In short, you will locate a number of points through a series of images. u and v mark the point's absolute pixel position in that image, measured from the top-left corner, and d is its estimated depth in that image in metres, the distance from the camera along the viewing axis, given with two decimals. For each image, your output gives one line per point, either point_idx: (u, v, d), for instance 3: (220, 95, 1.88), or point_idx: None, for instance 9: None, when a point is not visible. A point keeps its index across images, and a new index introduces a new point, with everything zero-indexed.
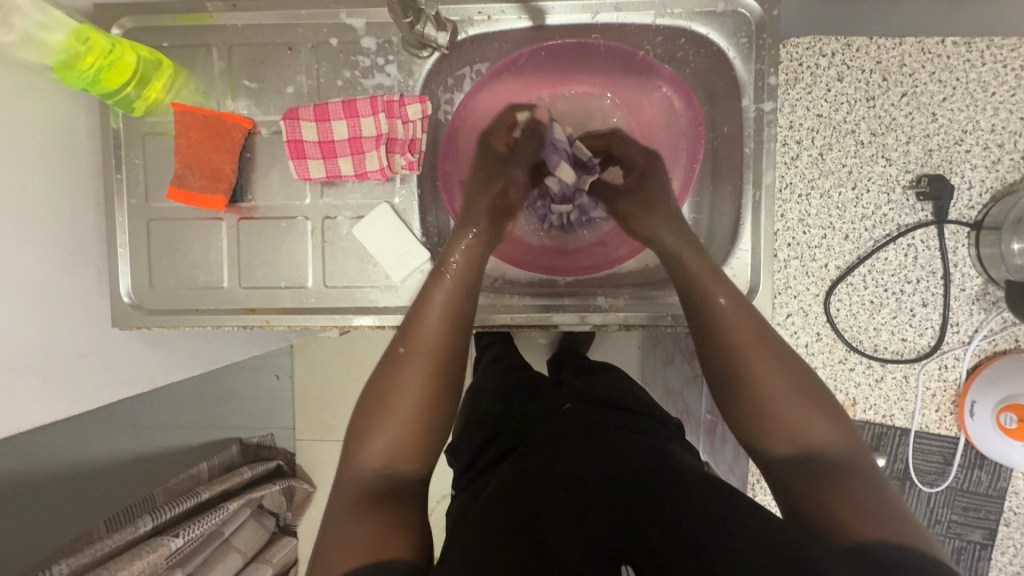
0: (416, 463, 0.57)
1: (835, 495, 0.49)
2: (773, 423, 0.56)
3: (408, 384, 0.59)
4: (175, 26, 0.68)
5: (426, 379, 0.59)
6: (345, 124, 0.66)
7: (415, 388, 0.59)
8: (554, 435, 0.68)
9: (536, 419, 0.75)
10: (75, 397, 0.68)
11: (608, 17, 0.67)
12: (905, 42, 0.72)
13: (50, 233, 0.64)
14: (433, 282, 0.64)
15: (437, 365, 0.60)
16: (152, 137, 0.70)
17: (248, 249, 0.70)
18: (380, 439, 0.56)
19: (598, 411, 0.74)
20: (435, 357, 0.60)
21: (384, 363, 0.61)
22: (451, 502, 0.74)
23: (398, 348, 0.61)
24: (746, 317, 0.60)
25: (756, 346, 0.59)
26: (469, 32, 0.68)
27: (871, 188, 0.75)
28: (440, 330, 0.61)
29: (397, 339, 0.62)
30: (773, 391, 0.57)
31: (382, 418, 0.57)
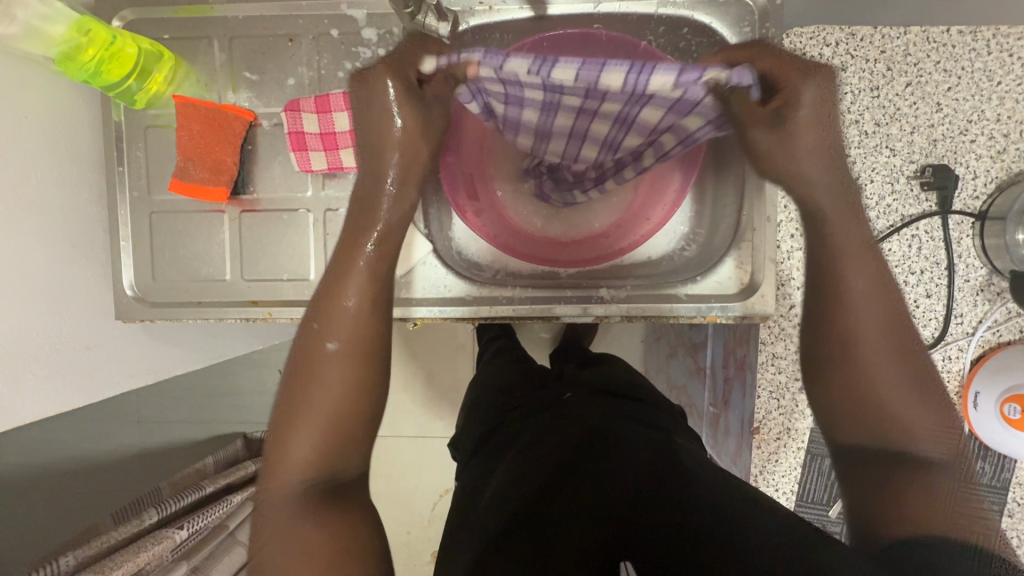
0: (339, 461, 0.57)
1: (913, 496, 0.46)
2: (866, 407, 0.50)
3: (323, 374, 0.58)
4: (176, 18, 0.68)
5: (339, 370, 0.58)
6: (346, 116, 0.65)
7: (330, 377, 0.58)
8: (555, 424, 0.69)
9: (539, 409, 0.76)
10: (76, 389, 0.68)
11: (611, 6, 0.66)
12: (910, 31, 0.72)
13: (52, 225, 0.64)
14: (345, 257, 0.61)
15: (351, 355, 0.59)
16: (154, 129, 0.70)
17: (251, 242, 0.70)
18: (302, 446, 0.56)
19: (600, 400, 0.74)
20: (352, 347, 0.59)
21: (302, 346, 0.60)
22: (459, 483, 0.76)
23: (311, 326, 0.59)
24: (876, 277, 0.52)
25: (876, 325, 0.51)
26: (470, 22, 0.68)
27: (875, 178, 0.74)
28: (357, 314, 0.60)
29: (310, 317, 0.60)
30: (886, 377, 0.49)
31: (297, 417, 0.57)
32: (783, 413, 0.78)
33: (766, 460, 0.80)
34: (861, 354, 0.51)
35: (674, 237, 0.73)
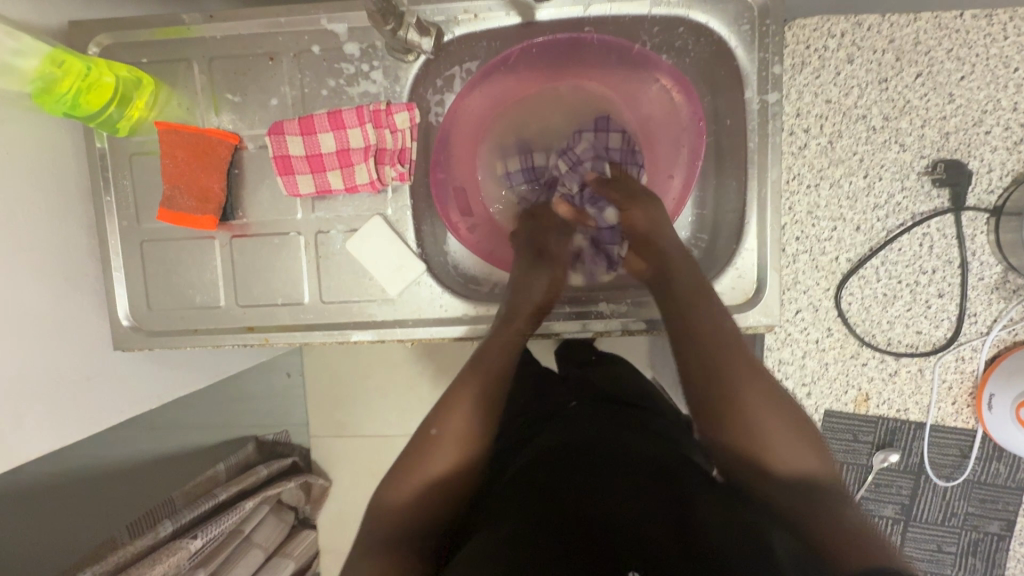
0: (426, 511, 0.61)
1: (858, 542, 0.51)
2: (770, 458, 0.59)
3: (438, 461, 0.64)
4: (154, 41, 0.66)
5: (454, 464, 0.64)
6: (332, 136, 0.64)
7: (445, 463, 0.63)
8: (552, 430, 0.69)
9: (538, 419, 0.74)
10: (77, 419, 0.69)
11: (601, 8, 0.63)
12: (920, 18, 0.68)
13: (42, 261, 0.63)
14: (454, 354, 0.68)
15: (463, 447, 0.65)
16: (139, 157, 0.68)
17: (243, 267, 0.69)
18: (433, 473, 0.63)
19: (599, 407, 0.73)
20: (460, 440, 0.65)
21: (419, 439, 0.68)
22: None
23: (429, 430, 0.67)
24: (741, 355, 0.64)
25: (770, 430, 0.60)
26: (455, 32, 0.65)
27: (883, 175, 0.71)
28: (468, 419, 0.67)
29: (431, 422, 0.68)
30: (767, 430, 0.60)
31: (413, 471, 0.64)
32: None
33: None
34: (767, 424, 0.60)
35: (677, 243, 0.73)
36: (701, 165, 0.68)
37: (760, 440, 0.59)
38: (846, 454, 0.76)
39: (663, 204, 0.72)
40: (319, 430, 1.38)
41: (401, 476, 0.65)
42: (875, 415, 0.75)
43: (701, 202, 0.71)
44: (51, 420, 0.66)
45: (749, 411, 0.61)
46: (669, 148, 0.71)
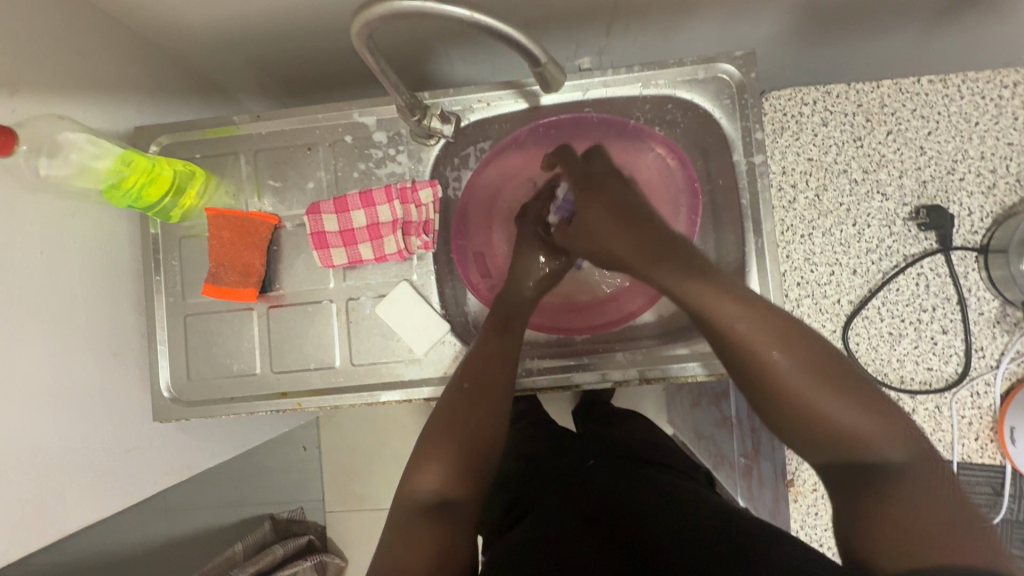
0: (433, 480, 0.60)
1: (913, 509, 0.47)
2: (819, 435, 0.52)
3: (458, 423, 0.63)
4: (206, 139, 0.76)
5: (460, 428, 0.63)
6: (363, 213, 0.71)
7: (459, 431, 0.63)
8: (557, 496, 0.69)
9: (551, 481, 0.73)
10: (114, 492, 0.71)
11: (598, 92, 0.72)
12: (882, 85, 0.76)
13: (97, 336, 0.69)
14: (494, 327, 0.69)
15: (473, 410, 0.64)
16: (187, 240, 0.75)
17: (279, 335, 0.74)
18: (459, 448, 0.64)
19: (613, 462, 0.73)
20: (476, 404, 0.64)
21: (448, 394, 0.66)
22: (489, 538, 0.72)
23: (462, 385, 0.65)
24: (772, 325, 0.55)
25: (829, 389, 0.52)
26: (470, 118, 0.74)
27: (871, 223, 0.76)
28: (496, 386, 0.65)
29: (460, 376, 0.65)
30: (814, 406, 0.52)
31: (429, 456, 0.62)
32: None
33: (805, 513, 0.75)
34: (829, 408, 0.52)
35: None
36: (701, 219, 0.74)
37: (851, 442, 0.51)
38: None
39: None
40: (336, 504, 1.36)
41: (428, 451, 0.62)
42: None
43: None
44: (90, 490, 0.68)
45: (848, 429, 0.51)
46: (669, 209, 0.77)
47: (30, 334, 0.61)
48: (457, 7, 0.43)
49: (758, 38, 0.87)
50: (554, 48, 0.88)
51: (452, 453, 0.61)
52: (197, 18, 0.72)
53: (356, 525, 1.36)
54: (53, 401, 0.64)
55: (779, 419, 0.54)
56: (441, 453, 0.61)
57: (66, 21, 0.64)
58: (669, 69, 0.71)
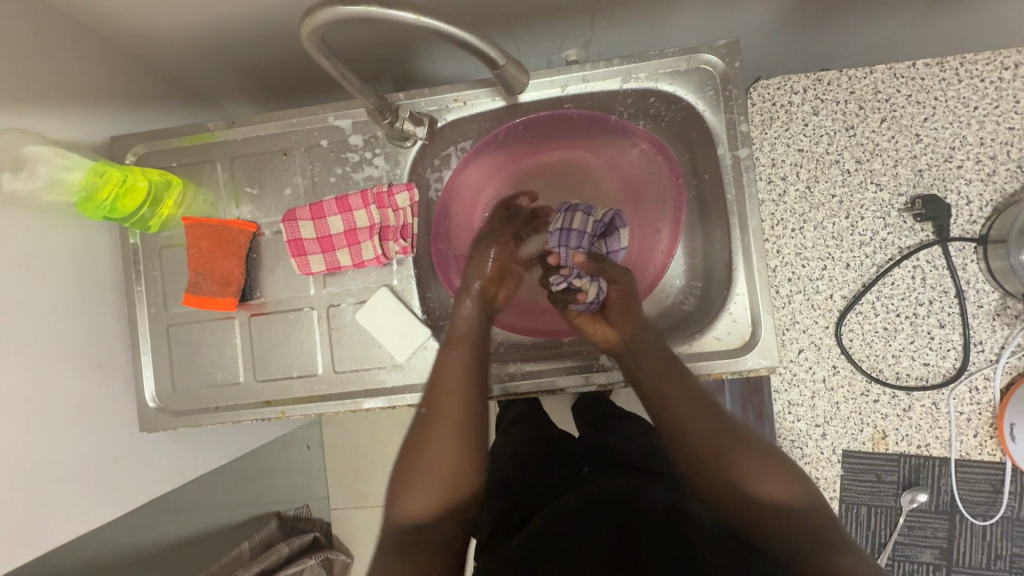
0: (424, 509, 0.65)
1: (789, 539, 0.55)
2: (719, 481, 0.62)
3: (436, 447, 0.68)
4: (182, 147, 0.75)
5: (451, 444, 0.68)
6: (339, 219, 0.70)
7: (441, 451, 0.68)
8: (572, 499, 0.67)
9: (549, 492, 0.72)
10: (104, 502, 0.72)
11: (577, 88, 0.70)
12: (876, 70, 0.73)
13: (81, 348, 0.69)
14: (446, 345, 0.70)
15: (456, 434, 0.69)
16: (167, 249, 0.74)
17: (261, 344, 0.73)
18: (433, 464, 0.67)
19: (627, 471, 0.71)
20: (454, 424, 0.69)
21: (415, 425, 0.70)
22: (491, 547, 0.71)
23: (424, 412, 0.69)
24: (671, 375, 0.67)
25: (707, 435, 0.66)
26: (447, 118, 0.72)
27: (864, 215, 0.74)
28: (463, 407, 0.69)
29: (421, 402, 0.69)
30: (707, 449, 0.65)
31: (411, 480, 0.67)
32: (808, 463, 0.75)
33: None
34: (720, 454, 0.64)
35: (673, 292, 0.75)
36: (686, 217, 0.73)
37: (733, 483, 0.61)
38: (872, 496, 0.75)
39: (655, 258, 0.75)
40: (340, 503, 1.37)
41: (405, 481, 0.68)
42: (896, 453, 0.74)
43: (691, 252, 0.74)
44: (80, 501, 0.69)
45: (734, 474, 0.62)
46: (655, 206, 0.76)
47: (10, 350, 0.61)
48: (401, 9, 0.42)
49: (749, 24, 0.83)
50: (537, 41, 0.85)
51: (428, 481, 0.67)
52: (167, 24, 0.71)
53: (359, 523, 1.36)
54: (37, 416, 0.64)
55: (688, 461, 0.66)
56: (422, 481, 0.67)
57: (36, 32, 0.63)
58: (650, 62, 0.69)
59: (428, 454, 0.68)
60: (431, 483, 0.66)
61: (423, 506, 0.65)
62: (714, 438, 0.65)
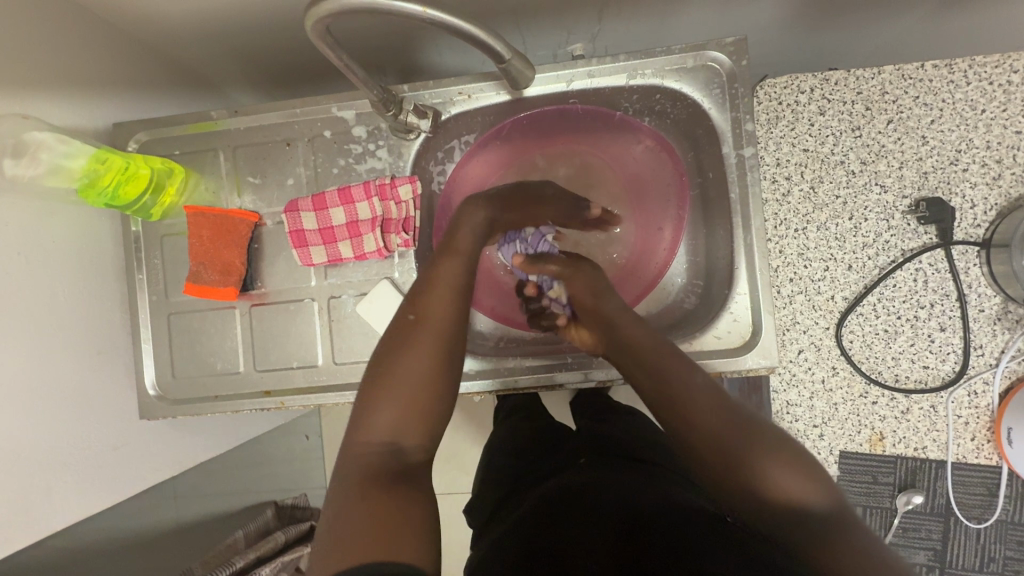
0: (415, 432, 0.53)
1: (838, 547, 0.44)
2: (743, 460, 0.50)
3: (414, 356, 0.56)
4: (185, 135, 0.74)
5: (427, 356, 0.56)
6: (342, 211, 0.70)
7: (421, 360, 0.55)
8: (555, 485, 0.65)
9: (541, 479, 0.69)
10: (103, 488, 0.72)
11: (583, 83, 0.69)
12: (883, 71, 0.72)
13: (81, 336, 0.69)
14: (442, 251, 0.63)
15: (434, 350, 0.56)
16: (169, 238, 0.74)
17: (261, 334, 0.73)
18: (405, 377, 0.54)
19: (609, 462, 0.68)
20: (438, 338, 0.57)
21: (393, 328, 0.58)
22: (476, 545, 0.67)
23: (407, 317, 0.58)
24: (658, 354, 0.59)
25: (710, 407, 0.53)
26: (451, 111, 0.71)
27: (868, 216, 0.74)
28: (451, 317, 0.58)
29: (408, 307, 0.58)
30: (712, 419, 0.53)
31: (386, 392, 0.53)
32: None
33: None
34: (746, 445, 0.50)
35: (674, 289, 0.75)
36: (688, 214, 0.74)
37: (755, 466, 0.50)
38: (868, 496, 0.75)
39: (656, 255, 0.76)
40: None
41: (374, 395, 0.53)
42: (893, 455, 0.74)
43: (693, 250, 0.74)
44: (79, 487, 0.69)
45: (765, 454, 0.50)
46: (659, 203, 0.76)
47: (10, 337, 0.61)
48: (408, 2, 0.42)
49: (759, 22, 0.82)
50: (543, 33, 0.84)
51: (402, 401, 0.53)
52: (171, 10, 0.70)
53: None
54: (36, 401, 0.64)
55: (676, 420, 0.55)
56: (402, 391, 0.54)
57: (39, 18, 0.63)
58: (657, 58, 0.68)
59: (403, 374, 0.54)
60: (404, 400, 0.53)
61: (398, 429, 0.52)
62: (720, 421, 0.52)
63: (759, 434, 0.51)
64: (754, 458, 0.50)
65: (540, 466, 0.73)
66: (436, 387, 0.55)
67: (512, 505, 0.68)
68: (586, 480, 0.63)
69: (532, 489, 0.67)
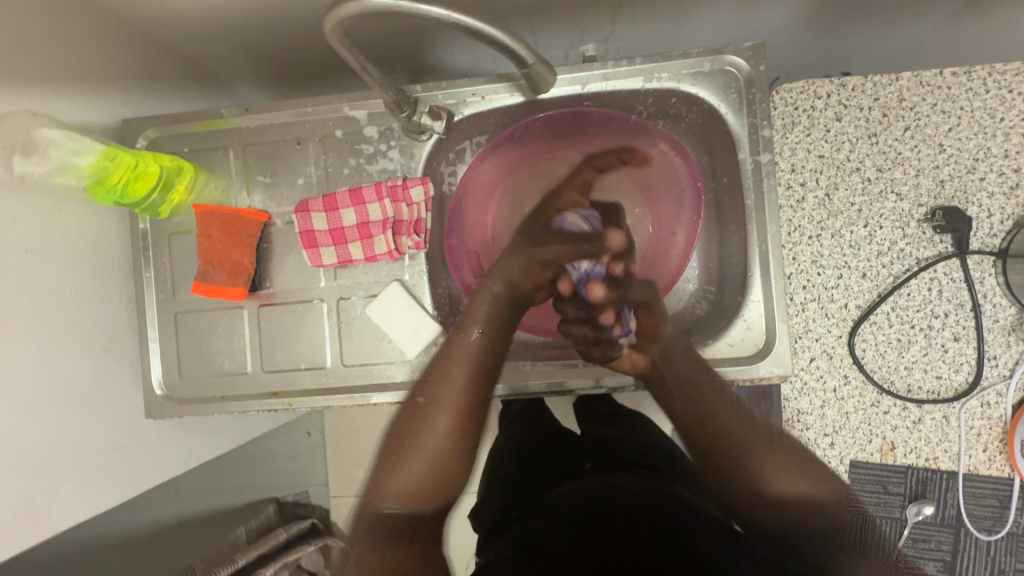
0: (423, 501, 0.63)
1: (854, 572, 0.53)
2: (761, 474, 0.59)
3: (433, 426, 0.67)
4: (195, 132, 0.74)
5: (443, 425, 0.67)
6: (353, 212, 0.69)
7: (439, 429, 0.67)
8: (565, 487, 0.64)
9: (548, 484, 0.68)
10: (108, 487, 0.72)
11: (598, 86, 0.69)
12: (901, 77, 0.72)
13: (88, 334, 0.69)
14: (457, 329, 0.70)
15: (453, 416, 0.67)
16: (177, 236, 0.74)
17: (270, 334, 0.73)
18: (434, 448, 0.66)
19: (618, 468, 0.67)
20: (455, 408, 0.68)
21: (406, 409, 0.68)
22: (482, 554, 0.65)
23: (418, 398, 0.68)
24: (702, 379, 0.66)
25: (735, 430, 0.63)
26: (464, 112, 0.71)
27: (883, 224, 0.73)
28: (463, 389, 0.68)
29: (418, 388, 0.68)
30: (741, 440, 0.62)
31: (410, 452, 0.66)
32: None
33: None
34: (761, 462, 0.60)
35: (685, 295, 0.75)
36: (703, 221, 0.72)
37: (755, 468, 0.60)
38: (878, 507, 0.75)
39: (668, 262, 0.75)
40: (340, 491, 1.37)
41: (389, 469, 0.66)
42: (903, 465, 0.74)
43: (706, 256, 0.73)
44: (85, 486, 0.69)
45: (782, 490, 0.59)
46: (672, 209, 0.75)
47: (18, 335, 0.60)
48: (432, 5, 0.41)
49: (775, 25, 0.81)
50: (556, 33, 0.83)
51: (427, 466, 0.65)
52: (183, 7, 0.69)
53: None
54: (44, 401, 0.63)
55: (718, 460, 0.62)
56: (424, 460, 0.65)
57: (49, 12, 0.62)
58: (673, 62, 0.68)
59: (421, 442, 0.66)
60: (426, 461, 0.65)
61: (413, 491, 0.64)
62: (744, 439, 0.62)
63: (775, 457, 0.61)
64: (767, 477, 0.60)
65: (546, 471, 0.73)
66: (458, 453, 0.68)
67: (520, 512, 0.66)
68: (602, 481, 0.63)
69: (538, 495, 0.66)
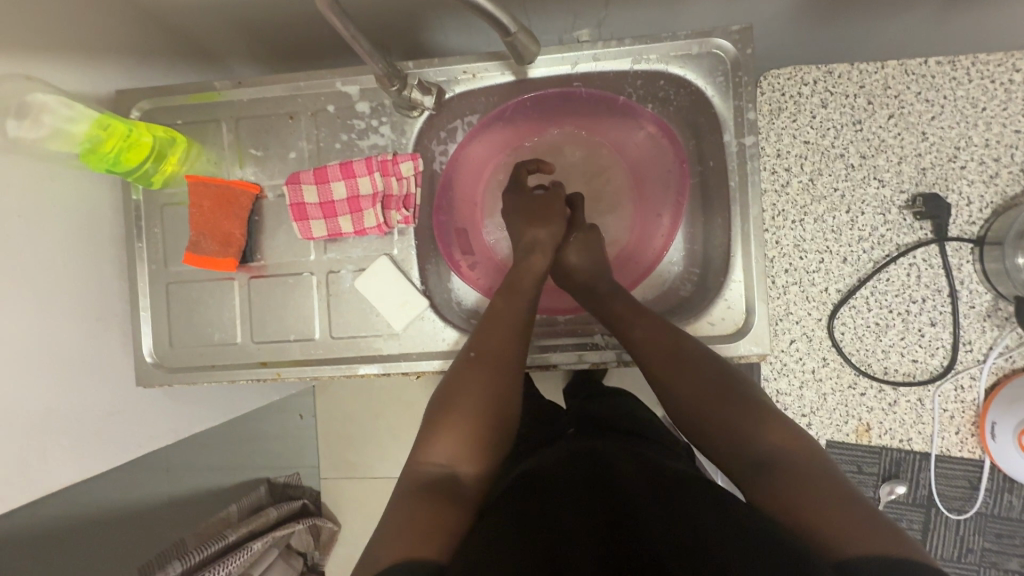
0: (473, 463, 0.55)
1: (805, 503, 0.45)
2: (735, 424, 0.53)
3: (472, 388, 0.58)
4: (189, 105, 0.75)
5: (484, 384, 0.58)
6: (343, 185, 0.70)
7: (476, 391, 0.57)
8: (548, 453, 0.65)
9: (533, 450, 0.70)
10: (99, 454, 0.73)
11: (588, 66, 0.70)
12: (887, 65, 0.73)
13: (80, 302, 0.70)
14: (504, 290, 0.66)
15: (496, 375, 0.58)
16: (170, 207, 0.75)
17: (259, 306, 0.74)
18: (468, 407, 0.56)
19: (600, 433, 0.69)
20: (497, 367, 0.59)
21: (456, 366, 0.61)
22: None
23: (468, 353, 0.61)
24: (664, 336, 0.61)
25: (703, 378, 0.57)
26: (455, 90, 0.72)
27: (865, 210, 0.74)
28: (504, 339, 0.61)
29: (469, 345, 0.62)
30: (711, 391, 0.56)
31: (445, 423, 0.56)
32: None
33: None
34: (754, 408, 0.54)
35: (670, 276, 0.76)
36: (688, 202, 0.73)
37: (732, 429, 0.53)
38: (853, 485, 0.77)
39: (654, 243, 0.76)
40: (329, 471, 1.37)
41: (432, 430, 0.56)
42: (879, 446, 0.76)
43: (691, 238, 0.75)
44: (76, 450, 0.70)
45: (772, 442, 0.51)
46: (659, 191, 0.76)
47: (10, 298, 0.61)
48: None
49: (765, 14, 0.82)
50: (549, 17, 0.84)
51: (458, 430, 0.55)
52: None
53: (349, 492, 1.38)
54: (35, 364, 0.65)
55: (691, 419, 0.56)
56: (458, 423, 0.56)
57: None
58: (662, 43, 0.68)
59: (460, 405, 0.56)
60: (465, 421, 0.56)
61: (458, 449, 0.55)
62: (724, 393, 0.55)
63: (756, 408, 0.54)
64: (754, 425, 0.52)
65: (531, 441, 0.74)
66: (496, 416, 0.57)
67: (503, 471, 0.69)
68: (587, 448, 0.64)
69: (522, 457, 0.69)
